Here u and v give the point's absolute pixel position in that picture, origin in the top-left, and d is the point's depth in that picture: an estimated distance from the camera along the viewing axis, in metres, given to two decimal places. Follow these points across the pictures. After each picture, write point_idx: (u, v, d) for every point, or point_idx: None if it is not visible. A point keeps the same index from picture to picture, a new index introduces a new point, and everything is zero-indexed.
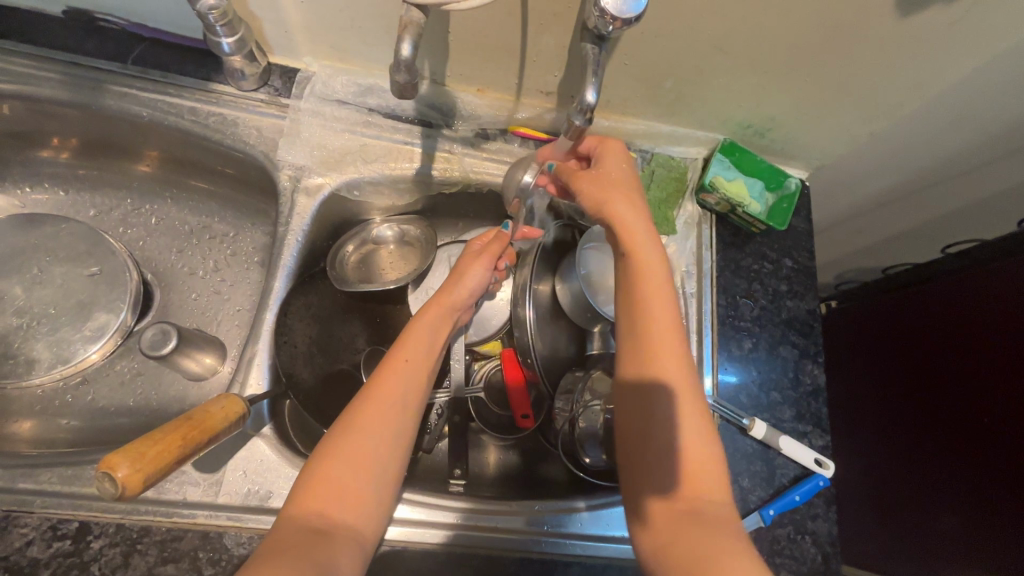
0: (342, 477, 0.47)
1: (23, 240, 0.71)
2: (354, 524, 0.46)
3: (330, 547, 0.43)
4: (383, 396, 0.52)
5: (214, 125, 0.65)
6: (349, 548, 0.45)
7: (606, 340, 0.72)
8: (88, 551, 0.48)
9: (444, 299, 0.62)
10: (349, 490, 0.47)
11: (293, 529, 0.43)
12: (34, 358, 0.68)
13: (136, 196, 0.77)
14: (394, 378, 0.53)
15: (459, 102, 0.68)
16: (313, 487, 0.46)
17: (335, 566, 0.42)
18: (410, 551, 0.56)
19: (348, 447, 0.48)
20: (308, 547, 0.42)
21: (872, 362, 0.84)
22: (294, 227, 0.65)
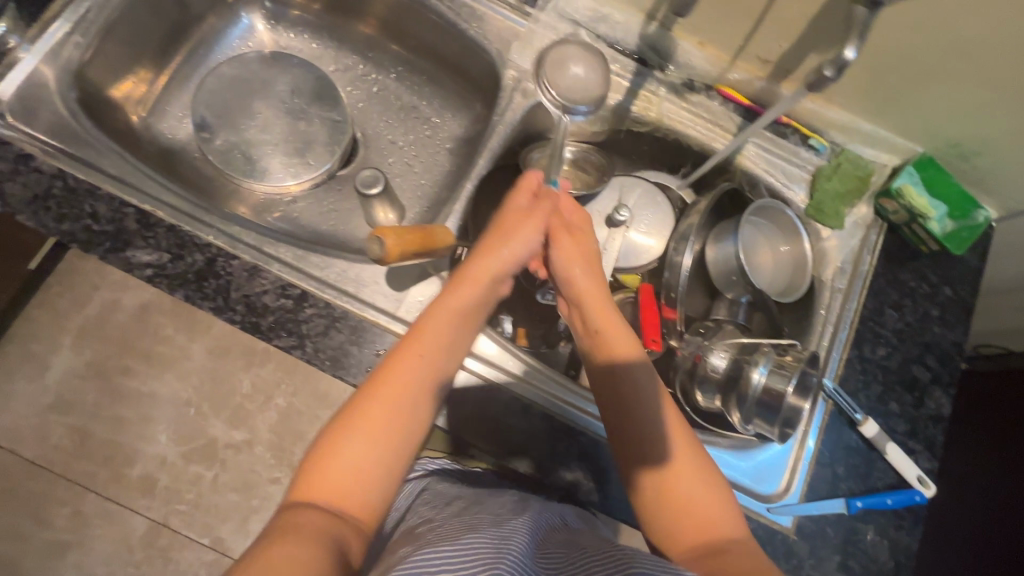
0: (355, 462, 0.47)
1: (279, 75, 0.85)
2: (362, 510, 0.46)
3: (340, 529, 0.44)
4: (390, 394, 0.50)
5: (466, 15, 0.74)
6: (357, 536, 0.45)
7: (732, 311, 0.73)
8: (302, 313, 0.61)
9: (477, 282, 0.56)
10: (360, 477, 0.47)
11: (303, 514, 0.43)
12: (267, 169, 0.83)
13: (368, 65, 0.90)
14: (405, 372, 0.51)
15: (679, 49, 0.73)
16: (325, 474, 0.46)
17: (348, 552, 0.43)
18: (534, 409, 0.65)
19: (357, 443, 0.47)
20: (322, 530, 0.43)
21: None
22: (506, 120, 0.74)
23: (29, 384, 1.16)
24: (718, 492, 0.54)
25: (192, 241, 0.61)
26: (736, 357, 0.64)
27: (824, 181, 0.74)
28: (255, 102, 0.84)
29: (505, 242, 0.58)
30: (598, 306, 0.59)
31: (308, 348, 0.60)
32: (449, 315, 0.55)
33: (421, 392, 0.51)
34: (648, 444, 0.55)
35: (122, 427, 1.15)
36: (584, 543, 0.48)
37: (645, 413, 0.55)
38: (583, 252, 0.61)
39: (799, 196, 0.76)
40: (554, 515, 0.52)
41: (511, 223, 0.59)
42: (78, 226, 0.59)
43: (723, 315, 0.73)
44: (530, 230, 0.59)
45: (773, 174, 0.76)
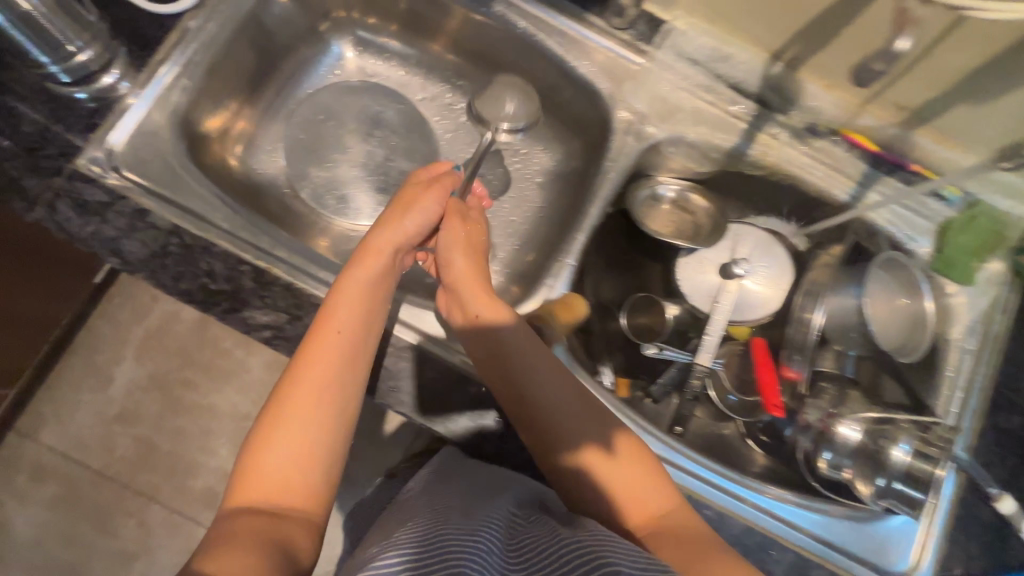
0: (290, 446, 0.48)
1: (369, 106, 0.83)
2: (304, 500, 0.47)
3: (284, 528, 0.45)
4: (318, 366, 0.51)
5: (576, 52, 0.70)
6: (301, 528, 0.46)
7: (841, 363, 0.68)
8: (425, 375, 0.58)
9: (372, 251, 0.59)
10: (298, 468, 0.47)
11: (246, 514, 0.45)
12: (358, 207, 0.80)
13: (456, 93, 0.86)
14: (333, 345, 0.52)
15: (805, 91, 0.69)
16: (261, 467, 0.47)
17: (292, 545, 0.44)
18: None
19: (285, 424, 0.48)
20: (263, 530, 0.44)
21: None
22: (618, 165, 0.70)
23: (99, 392, 1.19)
24: (645, 476, 0.54)
25: (309, 300, 0.59)
26: (871, 430, 0.62)
27: (955, 235, 0.69)
28: (345, 135, 0.81)
29: (405, 225, 0.61)
30: (474, 282, 0.61)
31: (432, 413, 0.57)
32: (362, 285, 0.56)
33: (356, 364, 0.52)
34: (557, 418, 0.55)
35: (186, 434, 1.20)
36: (550, 533, 0.47)
37: (548, 391, 0.56)
38: (450, 229, 0.64)
39: (924, 249, 0.72)
40: (503, 506, 0.52)
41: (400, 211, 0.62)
42: (196, 284, 0.58)
43: (829, 365, 0.68)
44: (433, 200, 0.63)
45: (899, 226, 0.71)
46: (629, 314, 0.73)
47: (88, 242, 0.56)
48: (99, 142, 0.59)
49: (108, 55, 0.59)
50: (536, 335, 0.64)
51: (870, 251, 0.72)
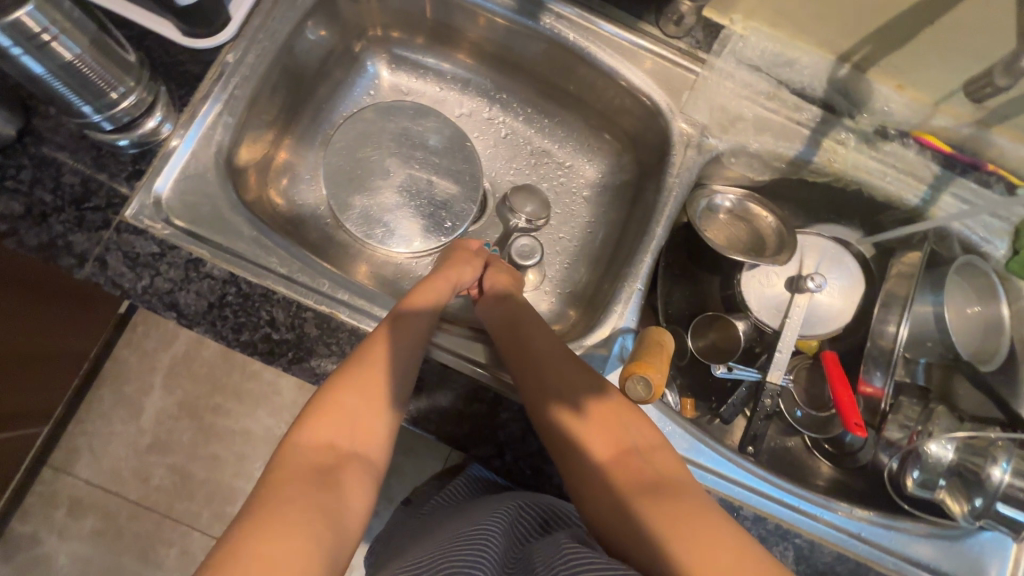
0: (354, 409, 0.48)
1: (407, 125, 0.80)
2: (366, 456, 0.47)
3: (338, 487, 0.43)
4: (388, 338, 0.53)
5: (630, 62, 0.67)
6: (358, 487, 0.44)
7: (913, 372, 0.66)
8: (498, 418, 0.57)
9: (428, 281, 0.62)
10: (359, 428, 0.48)
11: (298, 465, 0.44)
12: (401, 233, 0.77)
13: (495, 107, 0.83)
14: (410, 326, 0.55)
15: (874, 93, 0.65)
16: (324, 417, 0.47)
17: (345, 508, 0.42)
18: (745, 512, 0.58)
19: (352, 383, 0.49)
20: (319, 487, 0.42)
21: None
22: (681, 180, 0.66)
23: (132, 424, 1.08)
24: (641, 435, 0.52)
25: None
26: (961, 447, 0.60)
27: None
28: (385, 158, 0.78)
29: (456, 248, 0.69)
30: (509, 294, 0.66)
31: (508, 456, 0.56)
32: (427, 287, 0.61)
33: (416, 343, 0.54)
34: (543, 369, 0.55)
35: (221, 461, 1.10)
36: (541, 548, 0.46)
37: (563, 371, 0.55)
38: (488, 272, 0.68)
39: (1001, 251, 0.69)
40: (513, 513, 0.50)
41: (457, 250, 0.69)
42: (257, 334, 0.55)
43: (902, 374, 0.66)
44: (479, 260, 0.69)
45: (974, 229, 0.68)
46: (693, 334, 0.70)
47: (143, 297, 0.54)
48: (146, 190, 0.56)
49: (151, 97, 0.56)
50: (639, 388, 0.54)
51: (943, 256, 0.69)
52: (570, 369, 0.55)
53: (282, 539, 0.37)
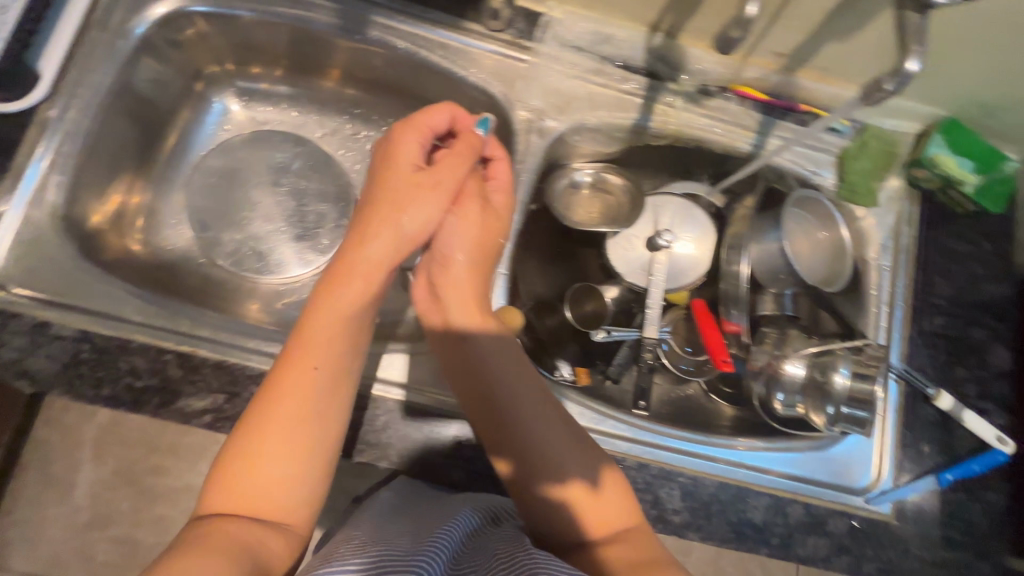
0: (286, 462, 0.44)
1: (272, 154, 0.81)
2: (294, 503, 0.44)
3: (260, 537, 0.41)
4: (326, 378, 0.48)
5: (461, 61, 0.70)
6: (281, 538, 0.42)
7: (780, 304, 0.71)
8: (379, 420, 0.59)
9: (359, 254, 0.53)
10: (282, 480, 0.44)
11: (214, 520, 0.41)
12: (279, 260, 0.78)
13: (356, 122, 0.84)
14: (324, 350, 0.48)
15: (688, 56, 0.70)
16: (239, 473, 0.43)
17: (265, 553, 0.40)
18: (627, 461, 0.62)
19: (264, 433, 0.45)
20: (240, 537, 0.40)
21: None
22: (528, 165, 0.70)
23: None
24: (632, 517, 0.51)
25: (243, 374, 0.57)
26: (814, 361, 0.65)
27: (854, 162, 0.73)
28: (252, 190, 0.79)
29: (388, 195, 0.55)
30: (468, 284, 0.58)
31: (394, 456, 0.58)
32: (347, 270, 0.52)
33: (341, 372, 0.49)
34: (516, 423, 0.52)
35: None
36: (499, 547, 0.46)
37: (535, 424, 0.53)
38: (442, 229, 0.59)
39: (829, 181, 0.75)
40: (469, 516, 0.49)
41: (405, 193, 0.54)
42: (119, 387, 0.54)
43: (771, 308, 0.70)
44: (451, 164, 0.57)
45: (803, 164, 0.75)
46: (570, 306, 0.73)
47: None
48: None
49: None
50: None
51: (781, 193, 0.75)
52: (554, 435, 0.52)
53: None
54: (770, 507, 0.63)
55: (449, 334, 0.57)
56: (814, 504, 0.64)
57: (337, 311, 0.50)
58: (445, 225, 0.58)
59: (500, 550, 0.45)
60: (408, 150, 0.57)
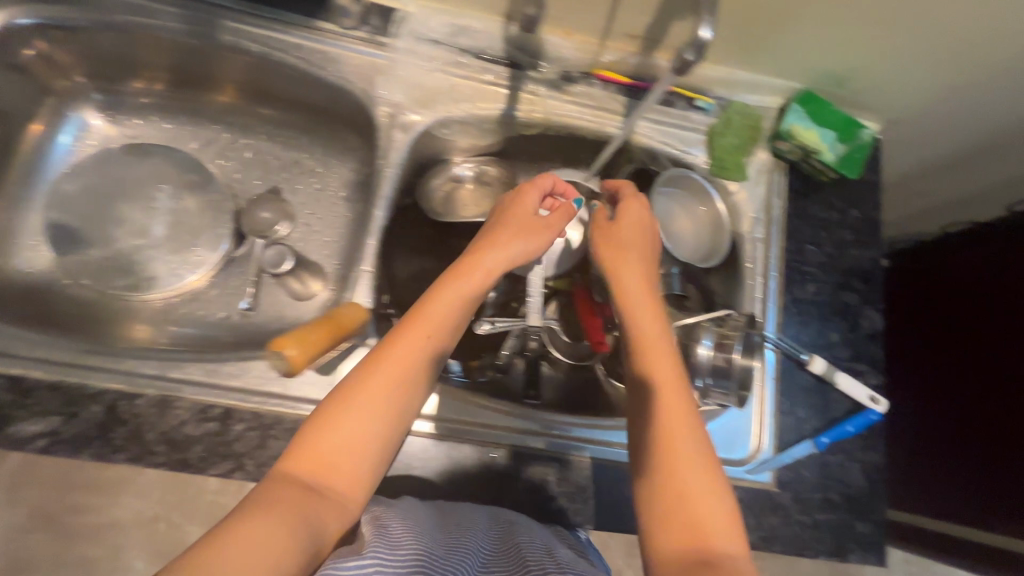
0: (342, 441, 0.48)
1: (140, 168, 0.79)
2: (338, 489, 0.47)
3: (319, 508, 0.44)
4: (397, 367, 0.51)
5: (318, 61, 0.69)
6: (336, 515, 0.46)
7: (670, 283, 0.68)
8: (232, 432, 0.56)
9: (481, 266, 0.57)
10: (341, 463, 0.47)
11: (282, 485, 0.44)
12: (153, 275, 0.76)
13: (233, 130, 0.83)
14: (411, 349, 0.52)
15: (546, 43, 0.70)
16: (310, 450, 0.47)
17: (322, 529, 0.43)
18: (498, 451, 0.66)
19: (350, 424, 0.49)
20: (298, 500, 0.44)
21: (988, 305, 0.80)
22: (392, 161, 0.70)
23: None
24: (728, 512, 0.48)
25: (84, 393, 0.55)
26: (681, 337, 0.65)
27: (721, 138, 0.74)
28: (119, 205, 0.77)
29: (505, 235, 0.60)
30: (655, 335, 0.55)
31: (250, 466, 0.56)
32: (462, 279, 0.56)
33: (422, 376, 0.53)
34: (683, 454, 0.49)
35: None
36: (528, 550, 0.51)
37: (680, 423, 0.51)
38: (618, 224, 0.62)
39: (700, 158, 0.76)
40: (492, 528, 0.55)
41: (523, 224, 0.60)
42: None
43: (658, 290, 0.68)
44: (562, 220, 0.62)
45: (672, 144, 0.75)
46: None
47: None
48: None
49: None
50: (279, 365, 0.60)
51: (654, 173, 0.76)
52: (693, 433, 0.51)
53: (244, 547, 0.38)
54: None
55: (661, 389, 0.52)
56: None
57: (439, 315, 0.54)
58: (621, 260, 0.60)
59: (527, 558, 0.50)
60: (530, 199, 0.63)
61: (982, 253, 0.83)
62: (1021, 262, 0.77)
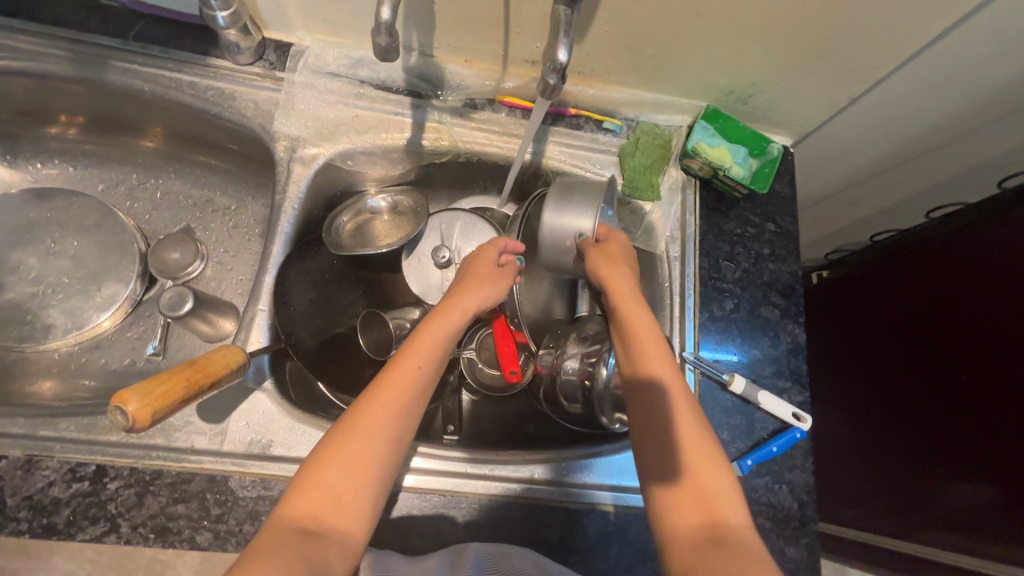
0: (344, 475, 0.47)
1: (35, 213, 0.75)
2: (346, 519, 0.46)
3: (321, 549, 0.44)
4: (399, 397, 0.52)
5: (213, 98, 0.68)
6: (340, 551, 0.45)
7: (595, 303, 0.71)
8: (105, 491, 0.52)
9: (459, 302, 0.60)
10: (346, 494, 0.47)
11: (280, 531, 0.44)
12: (50, 324, 0.72)
13: (141, 171, 0.81)
14: (403, 372, 0.53)
15: (447, 73, 0.70)
16: (306, 487, 0.46)
17: (326, 568, 0.43)
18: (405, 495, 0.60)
19: (346, 452, 0.48)
20: (299, 547, 0.43)
21: (899, 332, 0.90)
22: (291, 196, 0.68)
23: None
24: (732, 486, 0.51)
25: None
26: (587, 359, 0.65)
27: (631, 158, 0.73)
28: (13, 253, 0.74)
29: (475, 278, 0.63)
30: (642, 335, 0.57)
31: (123, 528, 0.52)
32: (441, 313, 0.59)
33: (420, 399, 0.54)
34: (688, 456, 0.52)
35: None
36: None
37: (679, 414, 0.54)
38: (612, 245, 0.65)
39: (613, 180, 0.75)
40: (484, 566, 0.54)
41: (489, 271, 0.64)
42: None
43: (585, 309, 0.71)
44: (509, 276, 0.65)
45: (583, 165, 0.75)
46: (362, 331, 0.68)
47: None
48: None
49: None
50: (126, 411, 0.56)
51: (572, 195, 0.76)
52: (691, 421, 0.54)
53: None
54: (566, 522, 0.61)
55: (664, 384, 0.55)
56: (613, 510, 0.62)
57: (421, 343, 0.56)
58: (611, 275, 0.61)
59: None
60: (485, 253, 0.66)
61: (925, 265, 0.86)
62: (962, 271, 0.79)
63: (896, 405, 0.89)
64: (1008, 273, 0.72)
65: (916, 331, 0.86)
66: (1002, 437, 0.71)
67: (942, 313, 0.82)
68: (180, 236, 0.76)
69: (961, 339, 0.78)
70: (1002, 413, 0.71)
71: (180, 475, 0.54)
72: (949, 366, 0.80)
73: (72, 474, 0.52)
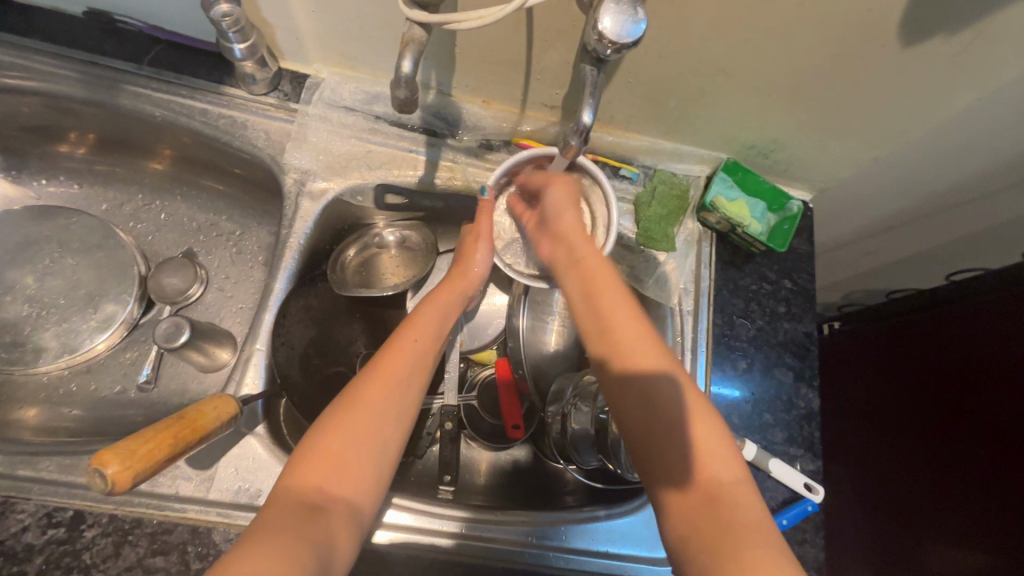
0: (346, 449, 0.45)
1: (37, 230, 0.74)
2: (354, 489, 0.44)
3: (325, 525, 0.41)
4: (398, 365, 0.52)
5: (225, 127, 0.67)
6: (344, 521, 0.43)
7: None
8: (80, 539, 0.50)
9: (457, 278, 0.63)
10: (350, 464, 0.45)
11: (285, 503, 0.41)
12: (42, 346, 0.70)
13: (147, 192, 0.79)
14: (403, 352, 0.53)
15: (464, 112, 0.69)
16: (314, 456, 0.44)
17: (332, 545, 0.40)
18: (394, 555, 0.57)
19: (350, 420, 0.47)
20: (303, 521, 0.40)
21: (909, 393, 0.87)
22: (297, 231, 0.66)
23: None
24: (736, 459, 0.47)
25: None
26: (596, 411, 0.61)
27: (646, 209, 0.72)
28: (10, 272, 0.72)
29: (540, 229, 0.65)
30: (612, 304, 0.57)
31: None
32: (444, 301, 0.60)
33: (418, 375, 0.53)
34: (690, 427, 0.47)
35: None
36: None
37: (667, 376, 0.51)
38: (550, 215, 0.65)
39: (628, 228, 0.73)
40: None
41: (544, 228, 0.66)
42: None
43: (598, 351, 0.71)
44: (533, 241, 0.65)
45: None
46: None
47: None
48: None
49: None
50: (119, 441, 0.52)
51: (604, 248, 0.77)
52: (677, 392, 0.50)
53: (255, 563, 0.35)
54: None
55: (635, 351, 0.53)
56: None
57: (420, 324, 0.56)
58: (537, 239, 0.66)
59: None
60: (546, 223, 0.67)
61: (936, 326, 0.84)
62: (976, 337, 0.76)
63: (893, 470, 0.88)
64: (1010, 350, 0.71)
65: (927, 393, 0.84)
66: (1004, 515, 0.69)
67: (952, 379, 0.79)
68: (181, 258, 0.74)
69: (977, 411, 0.75)
70: (998, 493, 0.71)
71: (161, 524, 0.51)
72: (943, 439, 0.79)
73: (48, 520, 0.50)
